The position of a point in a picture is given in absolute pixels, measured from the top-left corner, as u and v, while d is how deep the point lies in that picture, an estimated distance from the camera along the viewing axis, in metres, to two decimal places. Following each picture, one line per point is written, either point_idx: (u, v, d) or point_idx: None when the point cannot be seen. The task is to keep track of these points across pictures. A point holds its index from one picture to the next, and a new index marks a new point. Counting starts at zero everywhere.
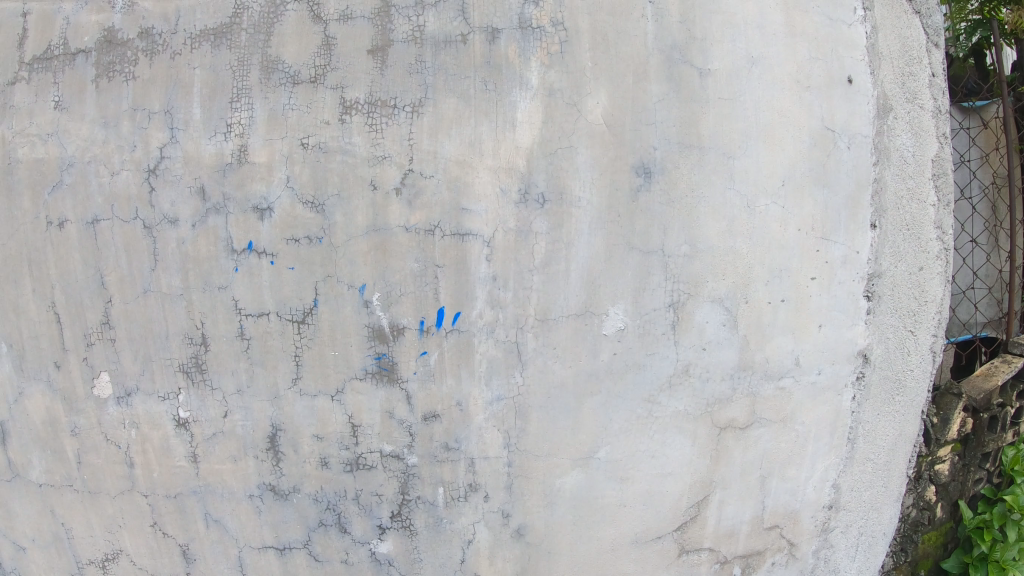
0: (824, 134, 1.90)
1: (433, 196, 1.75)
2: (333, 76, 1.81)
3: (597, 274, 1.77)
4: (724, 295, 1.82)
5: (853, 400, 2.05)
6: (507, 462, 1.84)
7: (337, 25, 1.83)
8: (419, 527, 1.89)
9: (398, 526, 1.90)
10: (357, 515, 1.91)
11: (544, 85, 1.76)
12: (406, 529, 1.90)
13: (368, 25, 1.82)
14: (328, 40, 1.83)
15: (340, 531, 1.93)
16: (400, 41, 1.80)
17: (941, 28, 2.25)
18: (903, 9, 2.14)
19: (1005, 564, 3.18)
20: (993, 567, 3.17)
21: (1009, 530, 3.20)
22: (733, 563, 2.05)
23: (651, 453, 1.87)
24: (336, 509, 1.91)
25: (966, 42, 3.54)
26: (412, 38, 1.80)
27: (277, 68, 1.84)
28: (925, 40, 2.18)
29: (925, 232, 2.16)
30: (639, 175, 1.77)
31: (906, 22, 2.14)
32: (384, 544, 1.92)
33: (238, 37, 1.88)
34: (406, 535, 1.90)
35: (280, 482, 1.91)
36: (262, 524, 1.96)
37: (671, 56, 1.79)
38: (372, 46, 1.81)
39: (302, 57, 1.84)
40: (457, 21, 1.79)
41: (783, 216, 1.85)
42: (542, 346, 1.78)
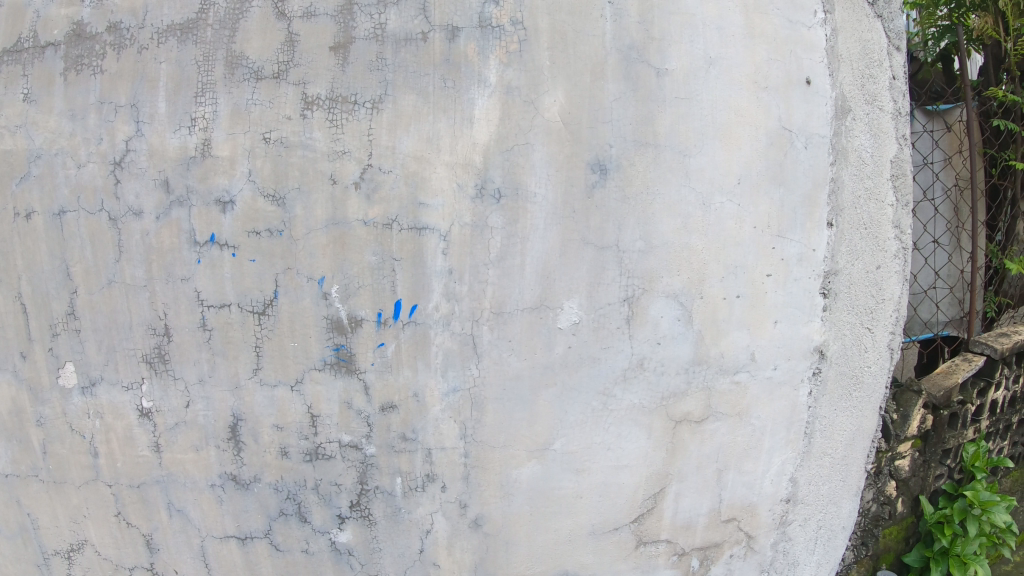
0: (781, 134, 1.94)
1: (391, 190, 1.78)
2: (295, 72, 1.83)
3: (552, 269, 1.80)
4: (679, 290, 1.86)
5: (809, 396, 2.10)
6: (464, 453, 1.87)
7: (300, 22, 1.85)
8: (379, 517, 1.92)
9: (358, 515, 1.92)
10: (316, 505, 1.93)
11: (502, 83, 1.79)
12: (365, 519, 1.93)
13: (331, 22, 1.84)
14: (292, 36, 1.85)
15: (300, 521, 1.95)
16: (362, 38, 1.82)
17: (903, 31, 2.31)
18: (865, 13, 2.18)
19: (966, 559, 3.17)
20: (953, 562, 3.18)
21: (969, 525, 3.21)
22: (691, 557, 2.08)
23: (606, 445, 1.90)
24: (296, 498, 1.93)
25: (933, 46, 3.70)
26: (373, 36, 1.82)
27: (241, 63, 1.86)
28: (887, 43, 2.24)
29: (883, 232, 2.21)
30: (595, 171, 1.80)
31: (868, 26, 2.19)
32: (344, 534, 1.94)
33: (204, 33, 1.89)
34: (365, 524, 1.93)
35: (241, 472, 1.93)
36: (224, 514, 1.98)
37: (628, 55, 1.82)
38: (335, 43, 1.83)
39: (266, 53, 1.85)
40: (418, 20, 1.81)
41: (738, 214, 1.89)
42: (497, 339, 1.81)
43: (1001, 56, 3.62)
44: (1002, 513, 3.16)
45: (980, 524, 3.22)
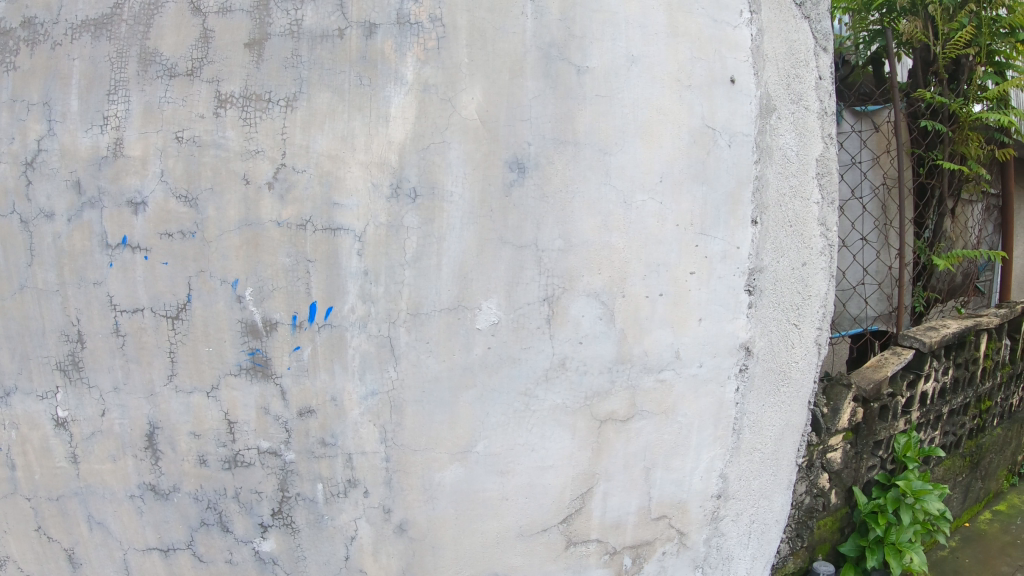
0: (703, 132, 1.94)
1: (305, 190, 1.75)
2: (209, 69, 1.79)
3: (469, 269, 1.78)
4: (600, 288, 1.85)
5: (736, 392, 2.10)
6: (385, 457, 1.83)
7: (215, 18, 1.80)
8: (301, 524, 1.88)
9: (280, 523, 1.88)
10: (238, 513, 1.88)
11: (419, 81, 1.76)
12: (287, 527, 1.88)
13: (246, 18, 1.79)
14: (206, 33, 1.80)
15: (222, 530, 1.90)
16: (277, 34, 1.78)
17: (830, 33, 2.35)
18: (792, 14, 2.20)
19: (901, 547, 3.18)
20: (888, 550, 3.17)
21: (903, 513, 3.25)
22: (623, 555, 2.05)
23: (530, 446, 1.88)
24: (217, 507, 1.88)
25: (865, 51, 3.81)
26: (289, 32, 1.78)
27: (155, 60, 1.80)
28: (814, 44, 2.27)
29: (809, 229, 2.24)
30: (513, 170, 1.78)
31: (794, 27, 2.20)
32: (267, 542, 1.90)
33: (118, 29, 1.83)
34: (288, 532, 1.89)
35: (160, 482, 1.87)
36: (145, 525, 1.92)
37: (548, 53, 1.80)
38: (249, 39, 1.79)
39: (180, 50, 1.80)
40: (334, 16, 1.77)
41: (659, 212, 1.89)
42: (414, 341, 1.78)
43: (930, 60, 3.81)
44: (935, 500, 3.22)
45: (914, 512, 3.26)
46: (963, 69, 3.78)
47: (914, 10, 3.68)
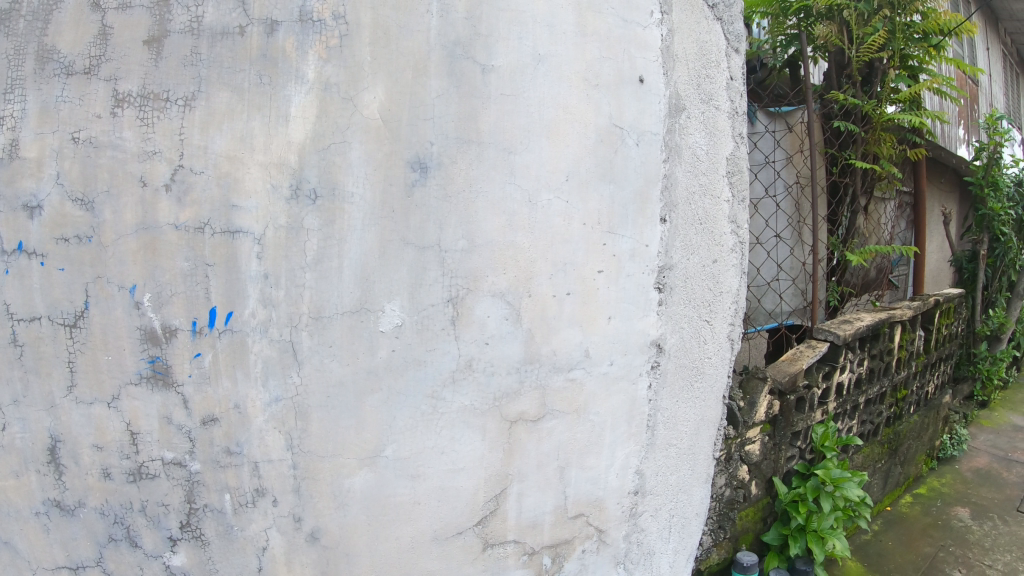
0: (610, 131, 1.95)
1: (203, 192, 1.70)
2: (107, 67, 1.72)
3: (371, 271, 1.75)
4: (505, 289, 1.85)
5: (649, 389, 2.12)
6: (292, 464, 1.80)
7: (114, 14, 1.74)
8: (211, 536, 1.82)
9: (189, 536, 1.82)
10: (145, 528, 1.82)
11: (320, 80, 1.73)
12: (197, 539, 1.83)
13: (146, 14, 1.74)
14: (105, 29, 1.73)
15: (130, 546, 1.83)
16: (177, 31, 1.73)
17: (742, 35, 2.40)
18: (703, 15, 2.22)
19: (823, 534, 3.26)
20: (811, 537, 3.24)
21: (823, 501, 3.30)
22: (541, 555, 2.04)
23: (440, 449, 1.87)
24: (124, 522, 1.81)
25: (782, 54, 3.90)
26: (189, 29, 1.73)
27: (52, 57, 1.73)
28: (725, 45, 2.31)
29: (719, 226, 2.27)
30: (415, 170, 1.77)
31: (705, 28, 2.23)
32: (177, 557, 1.84)
33: (15, 24, 1.75)
34: (198, 545, 1.83)
35: (64, 498, 1.80)
36: (52, 543, 1.84)
37: (453, 51, 1.78)
38: (148, 37, 1.73)
39: (77, 47, 1.73)
40: (235, 13, 1.73)
41: (566, 210, 1.90)
42: (317, 345, 1.75)
43: (844, 63, 3.96)
44: (853, 487, 3.30)
45: (834, 499, 3.33)
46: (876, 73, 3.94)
47: (830, 15, 3.82)
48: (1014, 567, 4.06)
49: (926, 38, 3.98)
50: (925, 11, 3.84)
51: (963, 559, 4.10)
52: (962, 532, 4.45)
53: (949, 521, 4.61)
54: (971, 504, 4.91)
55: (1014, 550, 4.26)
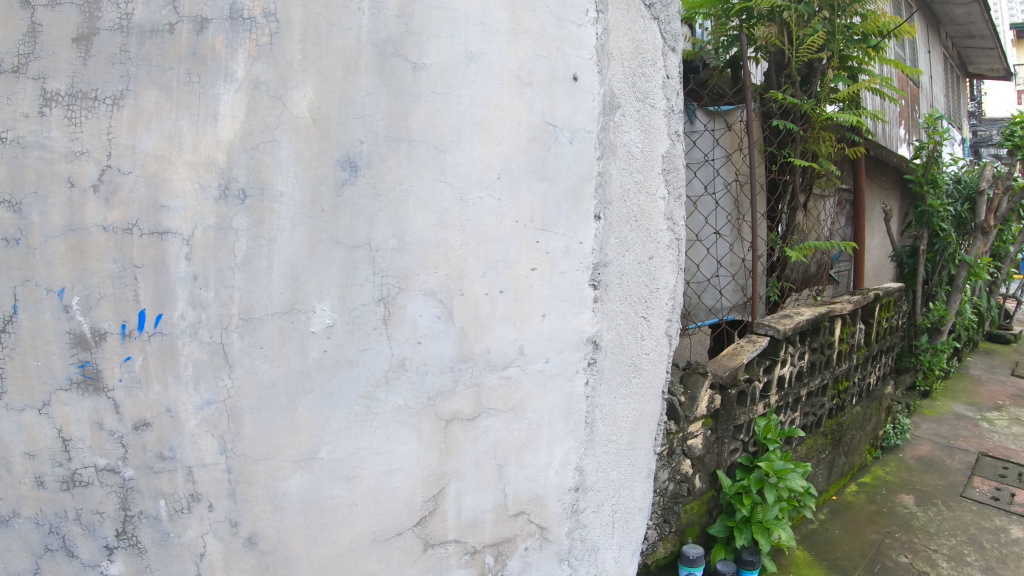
0: (543, 129, 1.96)
1: (130, 193, 1.67)
2: (35, 65, 1.66)
3: (301, 271, 1.74)
4: (437, 287, 1.85)
5: (586, 385, 2.13)
6: (226, 468, 1.77)
7: (43, 11, 1.67)
8: (147, 544, 1.78)
9: (125, 545, 1.78)
10: (81, 537, 1.76)
11: (249, 78, 1.71)
12: (134, 548, 1.78)
13: (75, 11, 1.68)
14: (34, 27, 1.67)
15: (67, 556, 1.77)
16: (106, 29, 1.68)
17: (678, 34, 2.43)
18: (641, 14, 2.23)
19: (767, 524, 3.30)
20: (756, 528, 3.27)
21: (767, 492, 3.33)
22: (483, 554, 2.04)
23: (375, 450, 1.85)
24: (59, 532, 1.75)
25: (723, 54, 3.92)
26: (118, 26, 1.68)
27: None
28: (661, 44, 2.33)
29: (654, 223, 2.30)
30: (344, 168, 1.76)
31: (642, 27, 2.24)
32: (115, 565, 1.78)
33: None
34: (135, 554, 1.79)
35: None
36: None
37: (384, 49, 1.77)
38: (77, 34, 1.68)
39: (4, 44, 1.66)
40: (165, 10, 1.70)
41: (498, 208, 1.90)
42: (248, 346, 1.74)
43: (784, 63, 4.02)
44: (796, 478, 3.34)
45: (778, 491, 3.35)
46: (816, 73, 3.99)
47: (770, 15, 3.87)
48: (958, 550, 4.18)
49: (865, 40, 4.08)
50: (866, 13, 3.94)
51: (908, 545, 4.21)
52: (907, 518, 4.57)
53: (894, 508, 4.72)
54: (915, 490, 5.04)
55: (957, 534, 4.39)
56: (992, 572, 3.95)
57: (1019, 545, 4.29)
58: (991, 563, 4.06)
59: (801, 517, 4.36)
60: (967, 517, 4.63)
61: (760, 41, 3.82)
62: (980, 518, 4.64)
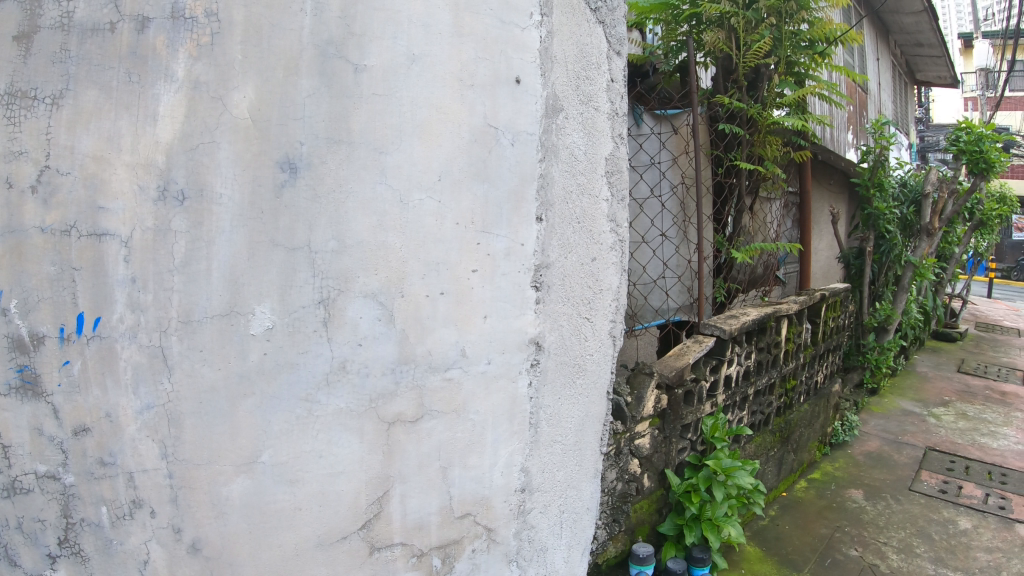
0: (484, 131, 1.96)
1: (69, 194, 1.66)
2: None
3: (240, 273, 1.73)
4: (377, 289, 1.85)
5: (529, 386, 2.14)
6: (168, 474, 1.75)
7: None
8: (90, 551, 1.77)
9: (68, 552, 1.77)
10: (24, 545, 1.76)
11: (190, 79, 1.70)
12: (77, 556, 1.77)
13: (17, 9, 1.70)
14: None
15: (10, 564, 1.77)
16: (46, 27, 1.68)
17: (624, 38, 2.46)
18: (586, 18, 2.25)
19: (717, 521, 3.34)
20: (705, 526, 3.31)
21: (715, 490, 3.38)
22: (430, 556, 2.03)
23: (317, 453, 1.84)
24: (3, 539, 1.76)
25: (673, 59, 3.97)
26: (59, 25, 1.68)
27: None
28: (606, 48, 2.36)
29: (597, 225, 2.32)
30: (284, 170, 1.75)
31: (587, 30, 2.26)
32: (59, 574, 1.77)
33: None
34: (78, 562, 1.77)
35: None
36: None
37: (326, 50, 1.77)
38: (18, 32, 1.69)
39: None
40: (107, 9, 1.69)
41: (438, 210, 1.90)
42: (187, 350, 1.72)
43: (731, 68, 4.08)
44: (744, 475, 3.40)
45: (726, 488, 3.41)
46: (762, 78, 4.06)
47: (719, 21, 3.92)
48: (907, 542, 4.27)
49: (811, 46, 4.16)
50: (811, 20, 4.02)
51: (858, 539, 4.29)
52: (856, 513, 4.66)
53: (843, 503, 4.80)
54: (864, 485, 5.14)
55: (905, 527, 4.49)
56: (940, 563, 4.05)
57: (966, 536, 4.41)
58: (939, 554, 4.16)
59: (752, 514, 4.41)
60: (915, 510, 4.74)
61: (708, 47, 3.88)
62: (928, 510, 4.75)
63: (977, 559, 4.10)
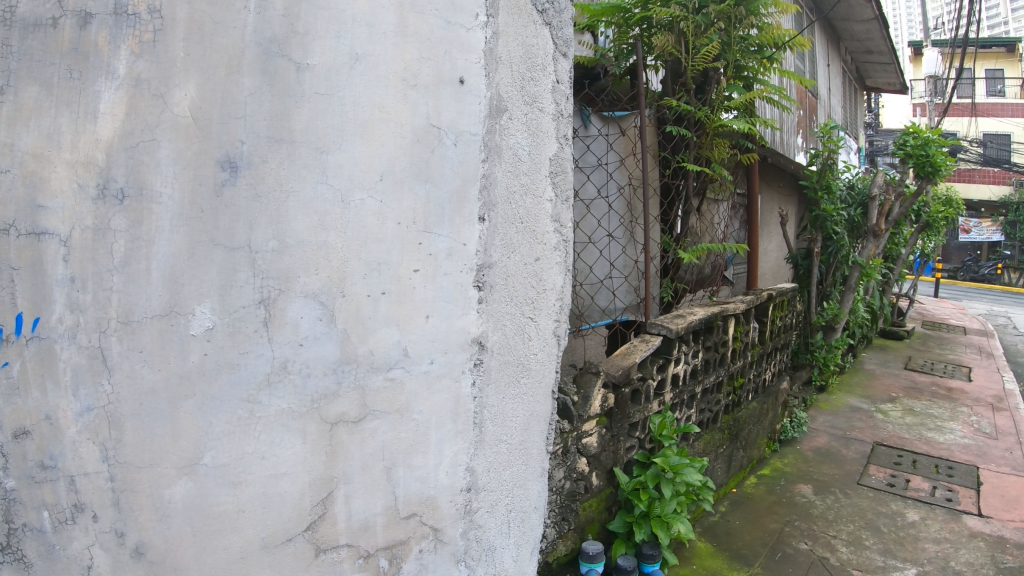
0: (427, 131, 1.96)
1: (7, 192, 1.60)
2: None
3: (179, 273, 1.71)
4: (318, 289, 1.84)
5: (473, 386, 2.15)
6: (109, 477, 1.72)
7: None
8: (32, 558, 1.71)
9: (10, 559, 1.69)
10: None
11: (132, 76, 1.67)
12: (19, 562, 1.70)
13: None
14: None
15: None
16: None
17: (571, 40, 2.48)
18: (532, 20, 2.27)
19: (665, 518, 3.38)
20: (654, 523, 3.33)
21: (663, 487, 3.40)
22: (377, 557, 2.02)
23: (260, 454, 1.83)
24: None
25: (623, 61, 4.00)
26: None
27: None
28: (552, 49, 2.37)
29: (540, 225, 2.34)
30: (224, 169, 1.74)
31: (533, 32, 2.28)
32: None
33: None
34: (20, 569, 1.70)
35: None
36: None
37: (268, 49, 1.76)
38: None
39: None
40: (49, 4, 1.63)
41: (380, 210, 1.90)
42: (127, 351, 1.69)
43: (680, 71, 4.12)
44: (692, 472, 3.44)
45: (674, 485, 3.44)
46: (711, 81, 4.12)
47: (668, 24, 3.96)
48: (856, 535, 4.36)
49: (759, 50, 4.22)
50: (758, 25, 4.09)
51: (808, 532, 4.37)
52: (806, 507, 4.75)
53: (793, 498, 4.89)
54: (813, 480, 5.24)
55: (854, 520, 4.58)
56: (889, 554, 4.15)
57: (914, 527, 4.52)
58: (888, 545, 4.26)
59: (701, 510, 4.47)
60: (864, 504, 4.85)
61: (657, 50, 3.91)
62: (877, 503, 4.86)
63: (925, 549, 4.20)
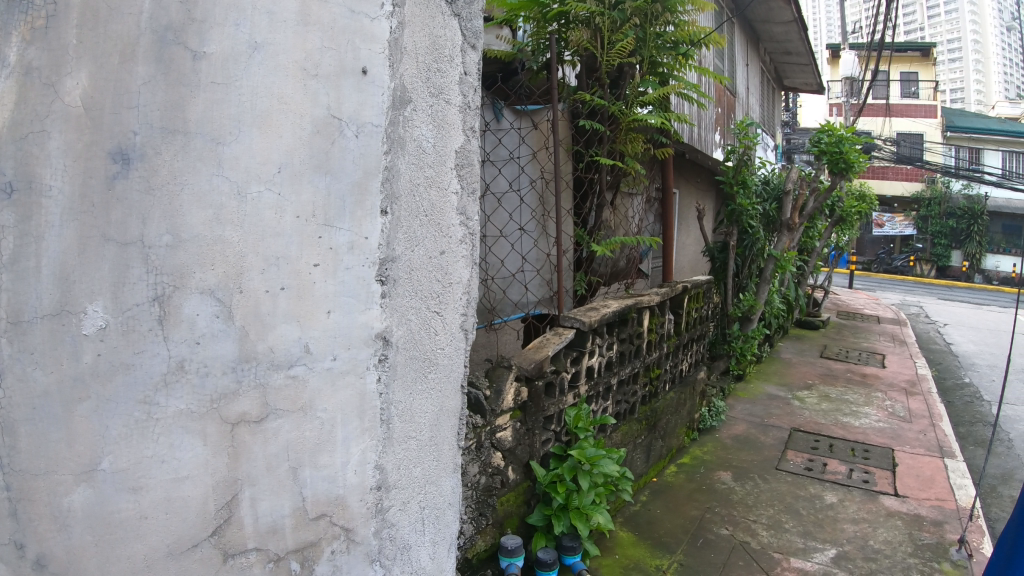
0: (327, 122, 1.90)
1: None
2: None
3: (70, 270, 1.66)
4: (214, 286, 1.78)
5: (378, 382, 2.08)
6: (4, 485, 1.68)
7: None
8: None
9: None
10: None
11: (21, 65, 1.63)
12: None
13: None
14: None
15: None
16: None
17: (481, 32, 2.46)
18: (440, 11, 2.24)
19: (583, 509, 3.41)
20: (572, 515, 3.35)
21: (580, 479, 3.44)
22: (288, 560, 1.97)
23: (159, 458, 1.76)
24: None
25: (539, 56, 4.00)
26: None
27: None
28: (461, 41, 2.35)
29: (445, 218, 2.32)
30: (116, 161, 1.68)
31: (441, 23, 2.25)
32: None
33: None
34: None
35: None
36: None
37: (163, 36, 1.71)
38: None
39: None
40: None
41: (278, 203, 1.84)
42: (18, 353, 1.65)
43: (595, 66, 4.15)
44: (608, 463, 3.49)
45: (591, 477, 3.48)
46: (625, 76, 4.16)
47: (585, 19, 3.98)
48: (776, 519, 4.47)
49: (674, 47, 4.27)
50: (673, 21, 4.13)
51: (729, 518, 4.46)
52: (726, 493, 4.84)
53: (712, 485, 4.99)
54: (733, 467, 5.35)
55: (774, 504, 4.70)
56: (808, 536, 4.26)
57: (833, 509, 4.66)
58: (808, 527, 4.38)
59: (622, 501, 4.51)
60: (782, 488, 4.97)
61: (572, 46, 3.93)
62: (796, 487, 5.00)
63: (843, 530, 4.34)
